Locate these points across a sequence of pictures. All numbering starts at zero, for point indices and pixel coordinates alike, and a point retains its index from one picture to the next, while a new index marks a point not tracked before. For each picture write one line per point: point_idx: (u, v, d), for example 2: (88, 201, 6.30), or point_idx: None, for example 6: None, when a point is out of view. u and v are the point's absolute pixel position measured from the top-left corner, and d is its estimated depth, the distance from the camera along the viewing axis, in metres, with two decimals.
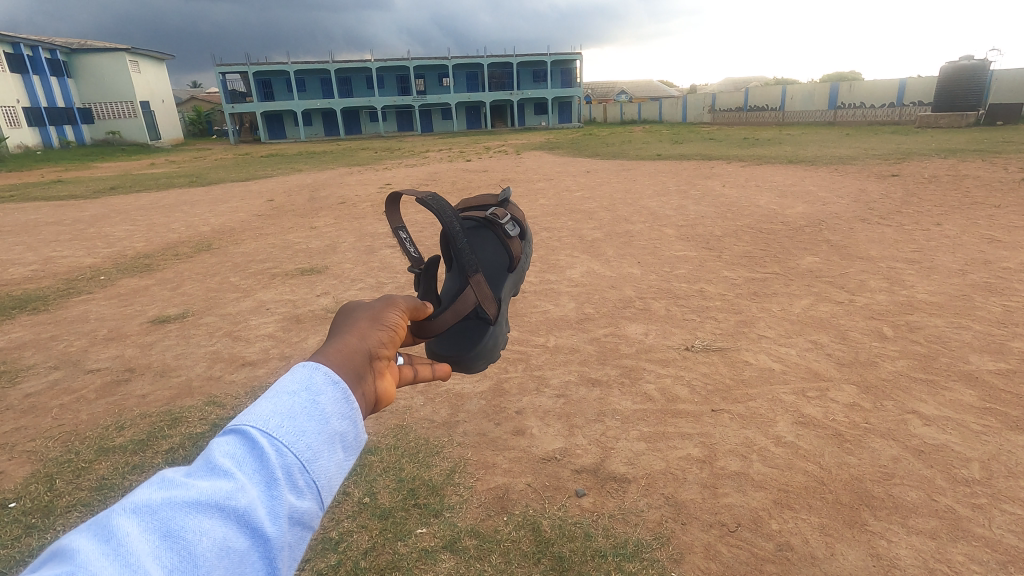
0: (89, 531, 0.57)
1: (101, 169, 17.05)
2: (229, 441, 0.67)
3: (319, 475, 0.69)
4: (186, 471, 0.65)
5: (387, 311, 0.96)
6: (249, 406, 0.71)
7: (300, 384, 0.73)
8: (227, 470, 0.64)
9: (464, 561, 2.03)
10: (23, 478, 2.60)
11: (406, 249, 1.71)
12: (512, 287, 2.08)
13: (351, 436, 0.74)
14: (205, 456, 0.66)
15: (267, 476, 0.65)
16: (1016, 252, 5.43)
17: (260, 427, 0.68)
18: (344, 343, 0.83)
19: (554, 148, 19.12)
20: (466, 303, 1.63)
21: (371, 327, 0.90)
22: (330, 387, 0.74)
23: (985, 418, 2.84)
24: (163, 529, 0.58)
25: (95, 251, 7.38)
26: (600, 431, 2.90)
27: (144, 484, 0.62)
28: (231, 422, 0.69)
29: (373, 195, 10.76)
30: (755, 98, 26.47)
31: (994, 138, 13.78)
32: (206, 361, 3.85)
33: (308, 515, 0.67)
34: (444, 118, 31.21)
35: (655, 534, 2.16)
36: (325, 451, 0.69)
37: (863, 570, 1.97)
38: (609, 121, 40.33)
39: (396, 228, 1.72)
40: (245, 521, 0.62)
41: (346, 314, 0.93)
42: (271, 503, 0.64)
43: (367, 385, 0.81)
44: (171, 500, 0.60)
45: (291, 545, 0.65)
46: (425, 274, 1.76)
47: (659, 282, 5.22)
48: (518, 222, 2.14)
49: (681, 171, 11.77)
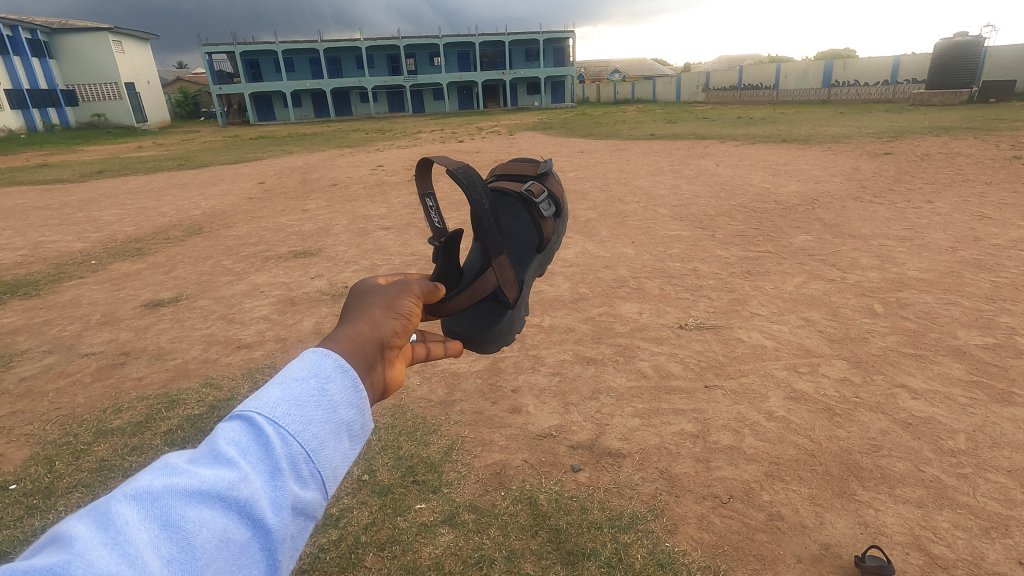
0: (90, 518, 0.58)
1: (88, 152, 16.79)
2: (234, 428, 0.68)
3: (324, 465, 0.70)
4: (190, 457, 0.66)
5: (402, 298, 0.96)
6: (256, 391, 0.71)
7: (310, 371, 0.73)
8: (230, 458, 0.65)
9: (462, 534, 2.08)
10: (22, 460, 2.62)
11: (429, 217, 1.74)
12: (538, 268, 2.06)
13: (357, 425, 0.74)
14: (209, 441, 0.67)
15: (271, 465, 0.65)
16: (1005, 228, 5.48)
17: (267, 415, 0.68)
18: (357, 331, 0.83)
19: (548, 128, 18.93)
20: (485, 285, 1.69)
21: (386, 315, 0.90)
22: (339, 374, 0.75)
23: (971, 391, 2.90)
24: (162, 519, 0.58)
25: (85, 236, 7.30)
26: (596, 407, 2.95)
27: (146, 470, 0.62)
28: (237, 408, 0.69)
29: (365, 177, 10.66)
30: (749, 76, 26.32)
31: (987, 115, 13.80)
32: (202, 344, 3.85)
33: (311, 506, 0.68)
34: (436, 98, 30.83)
35: (650, 506, 2.21)
36: (331, 441, 0.70)
37: (850, 537, 2.03)
38: (601, 100, 39.91)
39: (423, 194, 1.73)
40: (246, 512, 0.62)
41: (360, 299, 0.93)
42: (274, 494, 0.65)
43: (377, 375, 0.82)
44: (171, 488, 0.60)
45: (293, 536, 0.66)
46: (444, 246, 1.75)
47: (652, 261, 5.24)
48: (554, 200, 2.14)
49: (675, 151, 11.72)
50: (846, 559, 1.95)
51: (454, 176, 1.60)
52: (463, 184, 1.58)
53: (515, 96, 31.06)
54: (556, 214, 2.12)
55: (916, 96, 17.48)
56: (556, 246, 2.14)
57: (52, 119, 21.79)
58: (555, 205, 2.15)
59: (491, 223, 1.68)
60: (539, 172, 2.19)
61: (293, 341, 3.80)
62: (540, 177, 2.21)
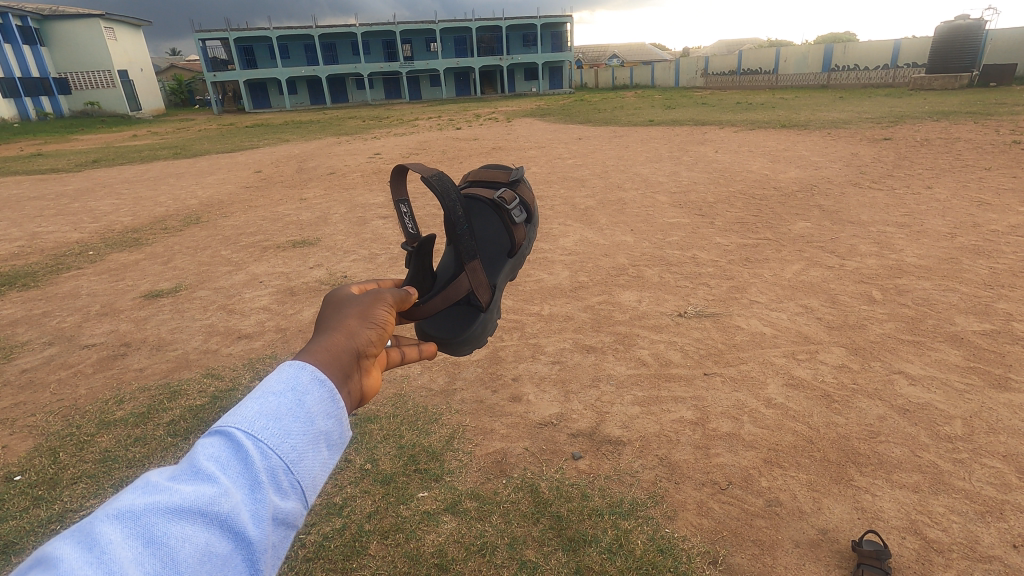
0: (72, 538, 0.57)
1: (83, 142, 16.67)
2: (214, 443, 0.68)
3: (303, 476, 0.70)
4: (171, 473, 0.65)
5: (376, 307, 0.97)
6: (233, 406, 0.71)
7: (287, 384, 0.74)
8: (211, 474, 0.64)
9: (465, 522, 2.10)
10: (26, 452, 2.63)
11: (403, 223, 1.75)
12: (510, 272, 2.07)
13: (336, 435, 0.75)
14: (189, 457, 0.66)
15: (251, 478, 0.66)
16: (1004, 214, 5.49)
17: (246, 430, 0.68)
18: (332, 342, 0.84)
19: (545, 114, 18.84)
20: (458, 289, 1.72)
21: (360, 325, 0.91)
22: (316, 386, 0.76)
23: (968, 376, 2.93)
24: (146, 535, 0.59)
25: (82, 226, 7.27)
26: (595, 395, 2.97)
27: (127, 488, 0.62)
28: (215, 424, 0.69)
29: (363, 165, 10.60)
30: (749, 61, 26.15)
31: (987, 100, 13.76)
32: (202, 334, 3.85)
33: (292, 515, 0.68)
34: (432, 84, 30.57)
35: (650, 493, 2.24)
36: (310, 451, 0.71)
37: (848, 522, 2.06)
38: (599, 86, 39.54)
39: (397, 201, 1.74)
40: (228, 525, 0.62)
41: (334, 310, 0.94)
42: (255, 506, 0.65)
43: (353, 383, 0.83)
44: (154, 506, 0.60)
45: (274, 546, 0.66)
46: (417, 251, 1.78)
47: (652, 249, 5.24)
48: (525, 206, 2.14)
49: (673, 138, 11.67)
50: (843, 544, 1.98)
51: (427, 182, 1.58)
52: (436, 191, 1.56)
53: (512, 83, 30.80)
54: (527, 219, 2.13)
55: (915, 80, 17.41)
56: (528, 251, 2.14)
57: (45, 108, 21.62)
58: (526, 211, 2.15)
59: (464, 229, 1.67)
60: (511, 179, 2.18)
61: (293, 330, 3.82)
62: (511, 183, 2.21)
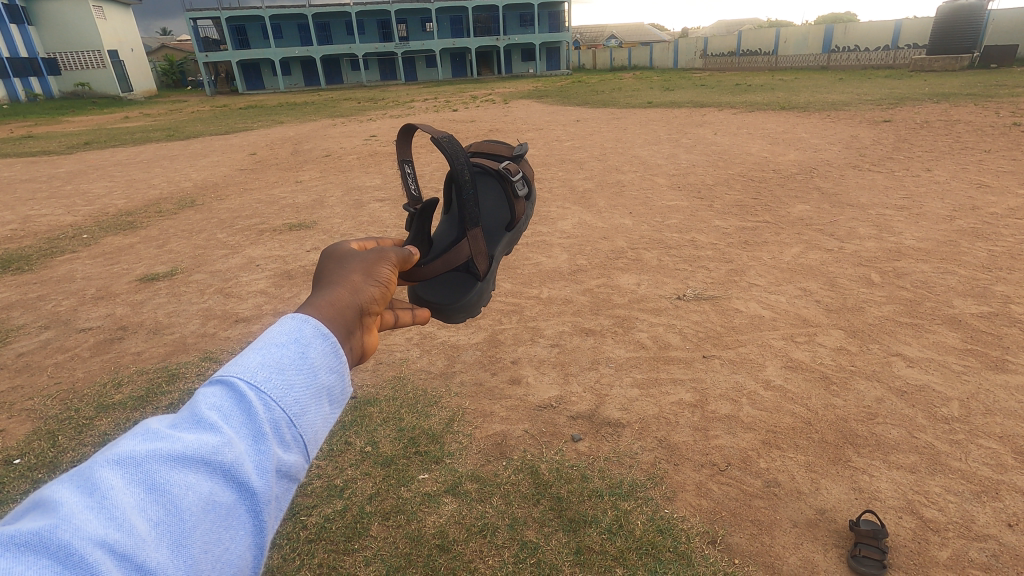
0: (73, 484, 0.56)
1: (74, 123, 16.45)
2: (216, 393, 0.66)
3: (306, 429, 0.69)
4: (172, 422, 0.64)
5: (380, 265, 0.96)
6: (235, 357, 0.70)
7: (290, 335, 0.72)
8: (213, 423, 0.63)
9: (465, 503, 2.12)
10: (24, 435, 2.62)
11: (406, 183, 1.73)
12: (507, 246, 2.04)
13: (338, 390, 0.74)
14: (191, 406, 0.65)
15: (254, 429, 0.65)
16: (1003, 196, 5.47)
17: (248, 379, 0.67)
18: (336, 297, 0.83)
19: (542, 96, 18.67)
20: (458, 255, 1.72)
21: (364, 282, 0.90)
22: (318, 340, 0.74)
23: (965, 358, 2.94)
24: (148, 483, 0.57)
25: (75, 209, 7.20)
26: (595, 378, 2.97)
27: (126, 435, 0.61)
28: (216, 373, 0.68)
29: (358, 147, 10.49)
30: (748, 42, 25.81)
31: (988, 81, 13.62)
32: (199, 318, 3.83)
33: (294, 469, 0.67)
34: (428, 65, 30.11)
35: (650, 474, 2.25)
36: (313, 406, 0.70)
37: (846, 502, 2.08)
38: (596, 67, 38.91)
39: (401, 160, 1.71)
40: (232, 475, 0.61)
41: (336, 264, 0.93)
42: (258, 457, 0.64)
43: (355, 340, 0.82)
44: (155, 453, 0.58)
45: (278, 497, 0.65)
46: (419, 214, 1.78)
47: (651, 231, 5.21)
48: (527, 181, 2.09)
49: (672, 120, 11.55)
50: (840, 523, 1.99)
51: (436, 144, 1.55)
52: (444, 153, 1.53)
53: (508, 64, 30.43)
54: (528, 193, 2.09)
55: (915, 62, 17.24)
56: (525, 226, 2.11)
57: (36, 89, 21.33)
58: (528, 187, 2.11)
59: (469, 195, 1.63)
60: (515, 153, 2.13)
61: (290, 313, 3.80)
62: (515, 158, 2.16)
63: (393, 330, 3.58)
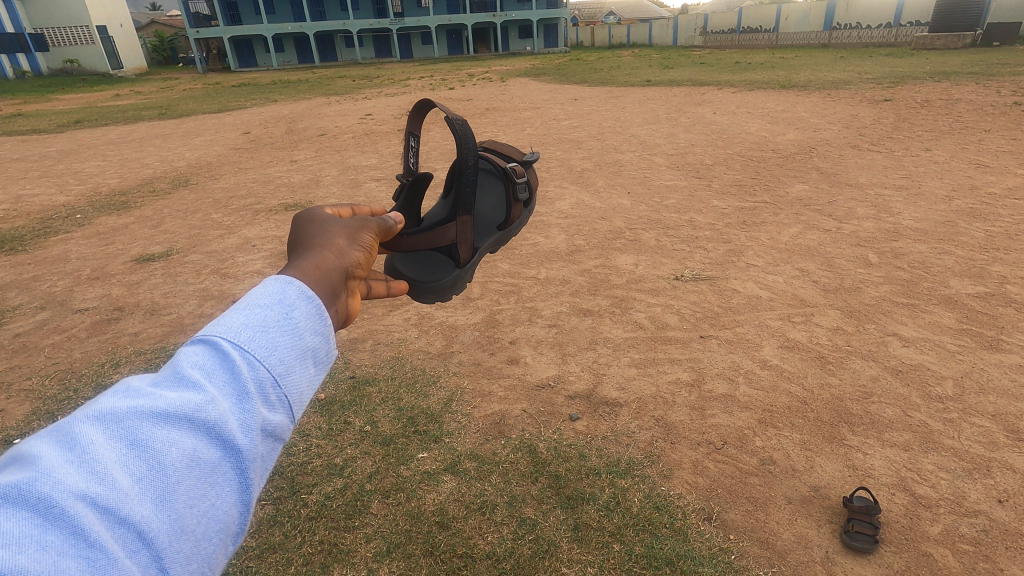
0: (53, 438, 0.56)
1: (64, 101, 16.19)
2: (198, 351, 0.66)
3: (291, 390, 0.68)
4: (154, 380, 0.64)
5: (363, 232, 0.95)
6: (218, 317, 0.69)
7: (274, 297, 0.71)
8: (195, 381, 0.63)
9: (464, 481, 2.14)
10: (23, 415, 2.63)
11: (408, 156, 1.72)
12: (493, 244, 1.99)
13: (323, 351, 0.73)
14: (173, 364, 0.64)
15: (238, 388, 0.64)
16: (1002, 176, 5.46)
17: (232, 339, 0.66)
18: (321, 260, 0.82)
19: (540, 74, 18.45)
20: (443, 235, 1.71)
21: (349, 246, 0.89)
22: (303, 302, 0.73)
23: (960, 338, 2.96)
24: (129, 439, 0.57)
25: (67, 189, 7.12)
26: (592, 357, 2.99)
27: (108, 393, 0.60)
28: (199, 332, 0.67)
29: (353, 125, 10.36)
30: (749, 19, 25.44)
31: (990, 60, 13.51)
32: (196, 299, 3.81)
33: (280, 428, 0.66)
34: (423, 42, 29.57)
35: (647, 452, 2.27)
36: (297, 366, 0.69)
37: (839, 479, 2.11)
38: (593, 44, 38.30)
39: (409, 133, 1.68)
40: (215, 433, 0.61)
41: (318, 227, 0.92)
42: (243, 415, 0.63)
43: (340, 303, 0.82)
44: (136, 410, 0.58)
45: (263, 457, 0.65)
46: (411, 185, 1.76)
47: (649, 212, 5.19)
48: (530, 188, 2.05)
49: (671, 98, 11.44)
50: (834, 500, 2.03)
51: (448, 124, 1.51)
52: (454, 135, 1.49)
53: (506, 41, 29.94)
54: (528, 201, 2.04)
55: (917, 40, 17.05)
56: (517, 232, 2.06)
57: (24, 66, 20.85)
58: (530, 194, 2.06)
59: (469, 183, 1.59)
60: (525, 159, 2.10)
61: None
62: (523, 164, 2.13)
63: (391, 310, 3.58)
